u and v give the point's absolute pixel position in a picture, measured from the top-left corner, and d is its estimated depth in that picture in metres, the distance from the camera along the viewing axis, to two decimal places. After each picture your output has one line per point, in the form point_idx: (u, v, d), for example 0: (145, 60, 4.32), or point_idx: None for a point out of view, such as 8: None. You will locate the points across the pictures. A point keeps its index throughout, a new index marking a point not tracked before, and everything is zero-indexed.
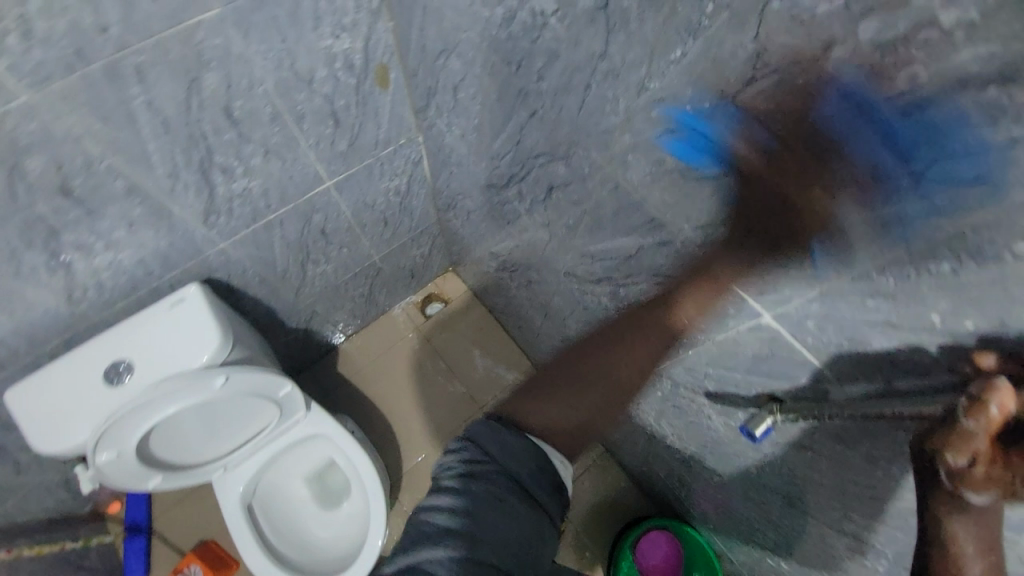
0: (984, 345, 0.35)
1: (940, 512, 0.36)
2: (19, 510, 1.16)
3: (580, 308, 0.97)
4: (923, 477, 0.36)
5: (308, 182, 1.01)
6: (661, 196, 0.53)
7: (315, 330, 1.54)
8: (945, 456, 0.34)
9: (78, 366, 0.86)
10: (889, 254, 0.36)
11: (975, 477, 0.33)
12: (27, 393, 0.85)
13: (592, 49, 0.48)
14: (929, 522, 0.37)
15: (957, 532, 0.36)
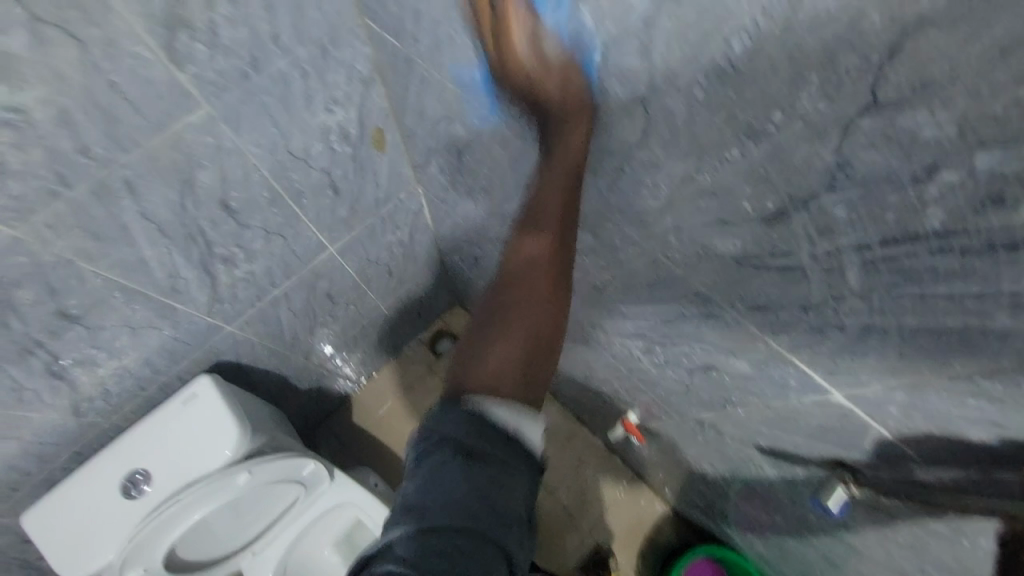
0: None
1: None
2: None
3: (609, 355, 0.93)
4: None
5: (312, 253, 0.97)
6: (709, 276, 0.49)
7: (328, 386, 1.50)
8: None
9: (96, 482, 0.82)
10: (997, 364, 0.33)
11: None
12: (44, 517, 0.81)
13: (625, 138, 0.44)
14: None
15: None
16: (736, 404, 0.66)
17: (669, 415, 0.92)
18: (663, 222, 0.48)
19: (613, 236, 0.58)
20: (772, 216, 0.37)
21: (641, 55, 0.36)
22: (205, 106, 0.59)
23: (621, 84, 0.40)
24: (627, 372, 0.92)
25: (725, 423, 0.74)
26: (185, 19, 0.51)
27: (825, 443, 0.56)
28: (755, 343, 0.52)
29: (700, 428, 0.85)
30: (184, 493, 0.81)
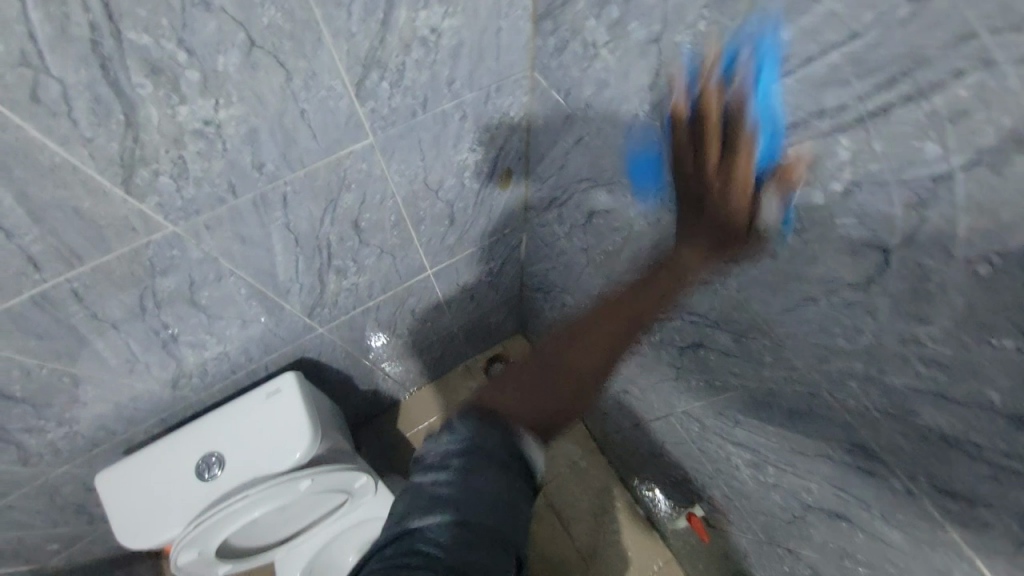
0: None
1: None
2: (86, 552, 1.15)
3: (694, 445, 0.86)
4: None
5: (411, 273, 0.97)
6: (884, 437, 0.43)
7: (384, 391, 1.50)
8: None
9: (174, 456, 0.85)
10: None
11: None
12: (122, 480, 0.84)
13: (834, 275, 0.39)
14: None
15: None
16: (857, 561, 0.58)
17: (748, 525, 0.84)
18: (849, 367, 0.42)
19: (760, 352, 0.53)
20: None
21: (909, 207, 0.31)
22: (370, 137, 0.60)
23: (859, 225, 0.35)
24: (713, 470, 0.85)
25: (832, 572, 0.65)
26: (380, 58, 0.52)
27: None
28: (925, 523, 0.44)
29: (789, 558, 0.76)
30: (250, 492, 0.82)
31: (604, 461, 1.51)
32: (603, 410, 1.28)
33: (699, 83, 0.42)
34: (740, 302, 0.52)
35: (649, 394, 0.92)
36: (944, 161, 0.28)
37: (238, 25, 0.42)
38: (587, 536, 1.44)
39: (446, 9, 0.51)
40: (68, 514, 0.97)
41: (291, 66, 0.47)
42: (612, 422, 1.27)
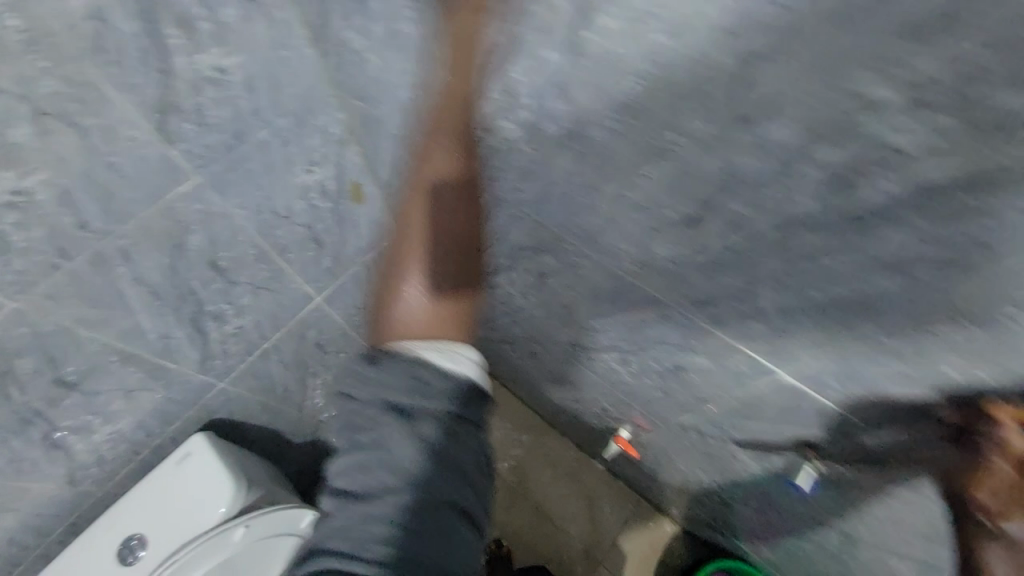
0: (1002, 395, 0.36)
1: (975, 538, 0.42)
2: None
3: (591, 372, 0.97)
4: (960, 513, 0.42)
5: (298, 304, 1.00)
6: (656, 281, 0.55)
7: (323, 438, 1.49)
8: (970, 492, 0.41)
9: (93, 548, 0.85)
10: (898, 321, 0.38)
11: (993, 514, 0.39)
12: None
13: (565, 167, 0.51)
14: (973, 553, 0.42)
15: (991, 558, 0.40)
16: (708, 400, 0.71)
17: (656, 423, 0.95)
18: (609, 234, 0.54)
19: (571, 256, 0.65)
20: (690, 219, 0.44)
21: (560, 98, 0.44)
22: (192, 176, 0.67)
23: (550, 123, 0.47)
24: (611, 386, 0.95)
25: (707, 422, 0.77)
26: (174, 104, 0.59)
27: (787, 424, 0.60)
28: (710, 339, 0.57)
29: (689, 433, 0.87)
30: (180, 555, 0.83)
31: (552, 431, 1.58)
32: (529, 382, 1.37)
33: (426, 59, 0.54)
34: (539, 219, 0.64)
35: (547, 343, 1.02)
36: (552, 60, 0.41)
37: (18, 99, 0.49)
38: (557, 501, 1.56)
39: (224, 49, 0.58)
40: None
41: (82, 125, 0.54)
42: (540, 390, 1.35)
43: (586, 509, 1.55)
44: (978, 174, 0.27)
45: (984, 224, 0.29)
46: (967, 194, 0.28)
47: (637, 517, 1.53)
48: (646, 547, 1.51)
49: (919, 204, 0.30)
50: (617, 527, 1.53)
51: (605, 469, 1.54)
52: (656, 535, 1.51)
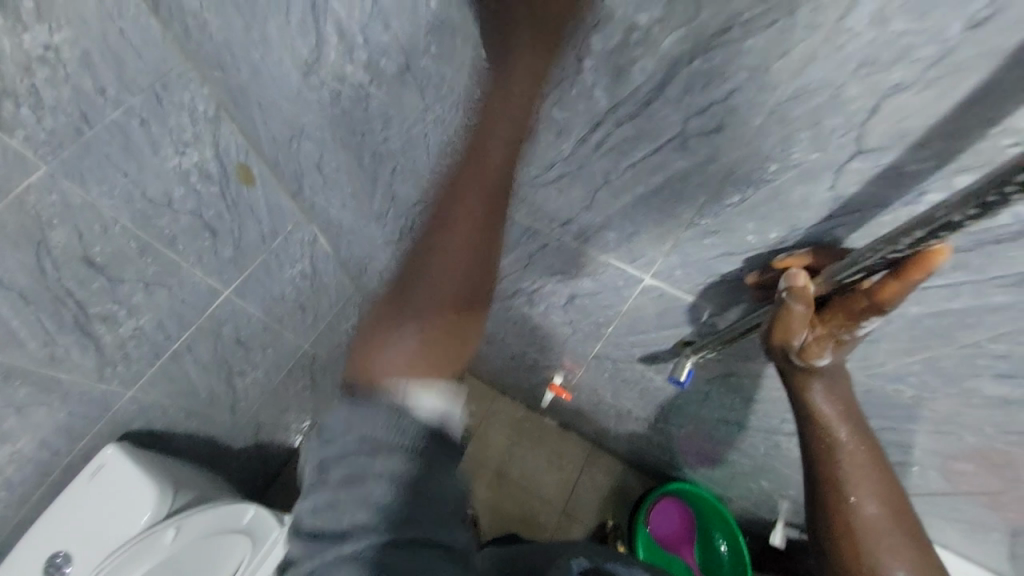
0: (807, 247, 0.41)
1: (803, 385, 0.46)
2: None
3: (512, 325, 1.00)
4: (784, 366, 0.44)
5: (204, 298, 0.97)
6: (524, 208, 0.58)
7: (268, 440, 1.45)
8: (790, 342, 0.42)
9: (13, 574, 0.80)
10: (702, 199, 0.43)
11: (809, 348, 0.42)
12: None
13: (415, 106, 0.53)
14: (802, 395, 0.47)
15: (819, 396, 0.46)
16: (606, 324, 0.75)
17: (577, 363, 1.00)
18: (471, 169, 0.57)
19: None
20: (525, 135, 0.47)
21: (385, 31, 0.45)
22: (42, 165, 0.63)
23: (387, 60, 0.49)
24: (531, 335, 0.98)
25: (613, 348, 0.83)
26: (0, 87, 0.56)
27: (668, 329, 0.66)
28: (583, 257, 0.61)
29: (605, 365, 0.93)
30: (107, 564, 0.80)
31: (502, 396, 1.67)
32: None
33: (261, 13, 0.53)
34: (414, 168, 0.65)
35: None
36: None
37: None
38: (515, 463, 1.60)
39: (49, 26, 0.57)
40: None
41: None
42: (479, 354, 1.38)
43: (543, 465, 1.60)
44: (700, 38, 0.31)
45: (724, 84, 0.33)
46: (702, 59, 0.32)
47: (589, 466, 1.60)
48: (602, 490, 1.59)
49: (670, 75, 0.35)
50: (575, 477, 1.59)
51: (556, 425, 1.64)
52: (608, 476, 1.60)
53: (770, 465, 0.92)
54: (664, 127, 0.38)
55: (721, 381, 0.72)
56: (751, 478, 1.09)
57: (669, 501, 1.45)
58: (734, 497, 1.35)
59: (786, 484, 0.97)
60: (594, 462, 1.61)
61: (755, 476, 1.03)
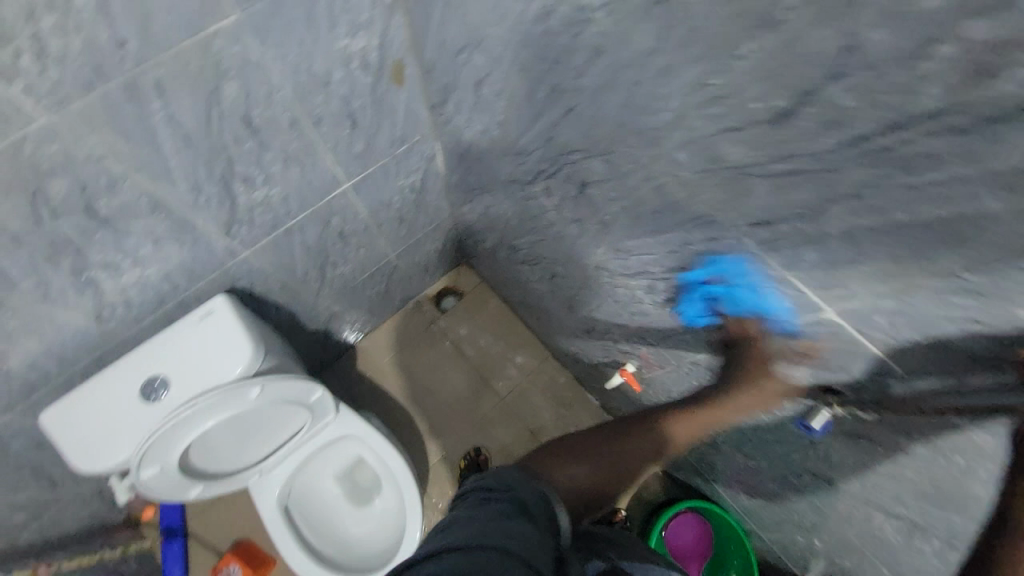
0: None
1: None
2: (61, 518, 1.19)
3: (611, 302, 0.94)
4: None
5: (326, 186, 0.98)
6: (713, 193, 0.52)
7: (334, 331, 1.53)
8: None
9: (114, 382, 0.87)
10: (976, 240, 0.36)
11: None
12: (66, 409, 0.86)
13: (643, 45, 0.47)
14: None
15: None
16: (729, 337, 0.70)
17: (662, 361, 0.95)
18: (676, 133, 0.51)
19: (623, 162, 0.61)
20: (779, 116, 0.41)
21: None
22: (233, 13, 0.63)
23: None
24: (628, 319, 0.93)
25: (720, 364, 0.77)
26: None
27: (812, 367, 0.60)
28: (757, 266, 0.55)
29: (699, 376, 0.87)
30: (200, 400, 0.87)
31: (555, 362, 1.68)
32: (544, 307, 1.37)
33: None
34: (595, 115, 0.59)
35: (572, 267, 0.99)
36: None
37: None
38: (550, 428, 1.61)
39: None
40: (25, 471, 1.00)
41: None
42: (554, 316, 1.35)
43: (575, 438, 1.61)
44: None
45: None
46: None
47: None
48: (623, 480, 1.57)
49: None
50: None
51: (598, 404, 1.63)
52: (633, 469, 1.58)
53: (837, 528, 0.86)
54: (994, 151, 0.32)
55: (842, 435, 0.65)
56: (798, 529, 1.04)
57: (690, 515, 1.41)
58: (765, 538, 1.30)
59: (843, 551, 0.91)
60: None
61: (808, 531, 0.97)
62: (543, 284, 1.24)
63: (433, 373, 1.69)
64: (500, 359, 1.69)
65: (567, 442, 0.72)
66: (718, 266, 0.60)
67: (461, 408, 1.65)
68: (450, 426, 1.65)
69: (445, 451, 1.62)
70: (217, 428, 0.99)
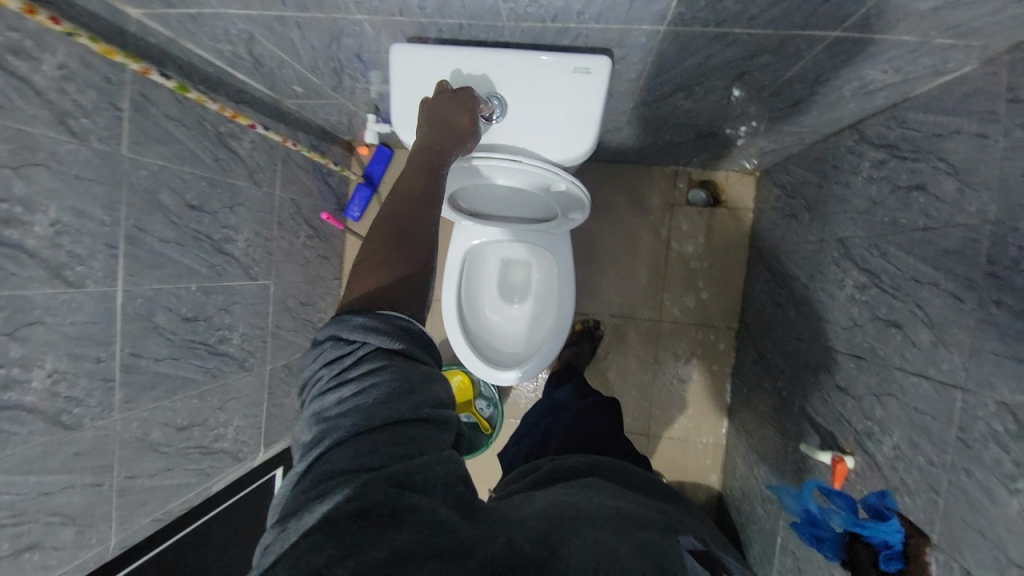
0: None
1: None
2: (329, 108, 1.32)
3: (957, 430, 0.72)
4: None
5: (818, 25, 0.71)
6: None
7: (605, 139, 1.37)
8: None
9: (470, 71, 0.89)
10: None
11: None
12: (423, 60, 0.89)
13: None
14: None
15: None
16: None
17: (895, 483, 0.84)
18: None
19: None
20: None
21: None
22: None
23: None
24: (958, 458, 0.72)
25: None
26: None
27: None
28: None
29: (942, 568, 0.72)
30: (523, 159, 0.93)
31: (733, 325, 1.65)
32: (821, 309, 1.13)
33: None
34: None
35: (958, 356, 0.73)
36: None
37: None
38: (669, 365, 1.67)
39: None
40: (340, 69, 1.04)
41: None
42: (820, 325, 1.13)
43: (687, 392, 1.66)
44: None
45: None
46: None
47: (701, 423, 1.66)
48: (683, 439, 1.67)
49: None
50: (681, 418, 1.67)
51: (729, 387, 1.65)
52: (697, 438, 1.66)
53: None
54: None
55: None
56: None
57: None
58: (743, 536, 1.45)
59: None
60: (704, 422, 1.66)
61: None
62: (866, 311, 0.97)
63: (627, 240, 1.67)
64: (685, 279, 1.65)
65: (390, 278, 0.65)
66: (894, 530, 0.80)
67: (622, 287, 1.68)
68: (603, 291, 1.69)
69: (584, 305, 1.69)
70: (494, 182, 1.02)
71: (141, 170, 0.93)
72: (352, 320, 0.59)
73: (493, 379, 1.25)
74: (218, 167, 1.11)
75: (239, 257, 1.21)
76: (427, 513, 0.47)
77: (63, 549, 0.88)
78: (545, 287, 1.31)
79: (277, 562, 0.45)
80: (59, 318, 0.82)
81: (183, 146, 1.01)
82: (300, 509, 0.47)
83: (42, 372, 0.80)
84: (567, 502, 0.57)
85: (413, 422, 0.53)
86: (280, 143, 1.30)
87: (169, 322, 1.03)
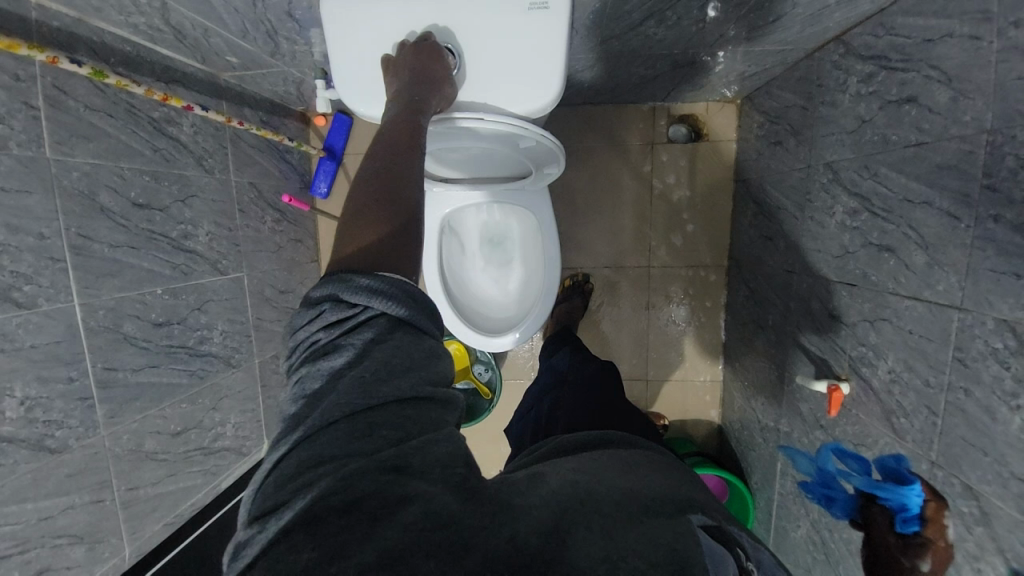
0: None
1: None
2: (274, 77, 1.21)
3: (955, 349, 0.72)
4: None
5: None
6: None
7: (577, 81, 1.28)
8: None
9: (419, 18, 0.81)
10: None
11: None
12: (365, 11, 0.80)
13: None
14: None
15: None
16: None
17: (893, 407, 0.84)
18: None
19: None
20: None
21: None
22: None
23: None
24: (955, 377, 0.72)
25: (1011, 511, 0.63)
26: None
27: None
28: None
29: (942, 483, 0.74)
30: (487, 116, 0.85)
31: (723, 262, 1.62)
32: (812, 239, 1.11)
33: None
34: None
35: (954, 276, 0.71)
36: None
37: None
38: (663, 308, 1.66)
39: None
40: (273, 32, 0.93)
41: None
42: (811, 255, 1.11)
43: (681, 333, 1.67)
44: None
45: None
46: None
47: (697, 362, 1.68)
48: (682, 379, 1.69)
49: None
50: (677, 358, 1.68)
51: (723, 324, 1.65)
52: (694, 375, 1.69)
53: None
54: None
55: None
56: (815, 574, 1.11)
57: (711, 478, 1.44)
58: (744, 465, 1.51)
59: None
60: (699, 360, 1.68)
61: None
62: (857, 236, 0.94)
63: (609, 186, 1.61)
64: (672, 220, 1.61)
65: (381, 237, 0.59)
66: (916, 493, 0.68)
67: (608, 235, 1.64)
68: (590, 242, 1.64)
69: (572, 258, 1.65)
70: (460, 142, 0.95)
71: (73, 172, 0.85)
72: (356, 281, 0.53)
73: (487, 346, 1.23)
74: (160, 158, 1.02)
75: (203, 253, 1.14)
76: (426, 503, 0.43)
77: (76, 566, 0.88)
78: (529, 249, 1.26)
79: (254, 564, 0.40)
80: (18, 344, 0.77)
81: (115, 140, 0.92)
82: (280, 503, 0.43)
83: (13, 401, 0.76)
84: (579, 482, 0.54)
85: (412, 404, 0.50)
86: (224, 123, 1.18)
87: (140, 331, 0.98)
